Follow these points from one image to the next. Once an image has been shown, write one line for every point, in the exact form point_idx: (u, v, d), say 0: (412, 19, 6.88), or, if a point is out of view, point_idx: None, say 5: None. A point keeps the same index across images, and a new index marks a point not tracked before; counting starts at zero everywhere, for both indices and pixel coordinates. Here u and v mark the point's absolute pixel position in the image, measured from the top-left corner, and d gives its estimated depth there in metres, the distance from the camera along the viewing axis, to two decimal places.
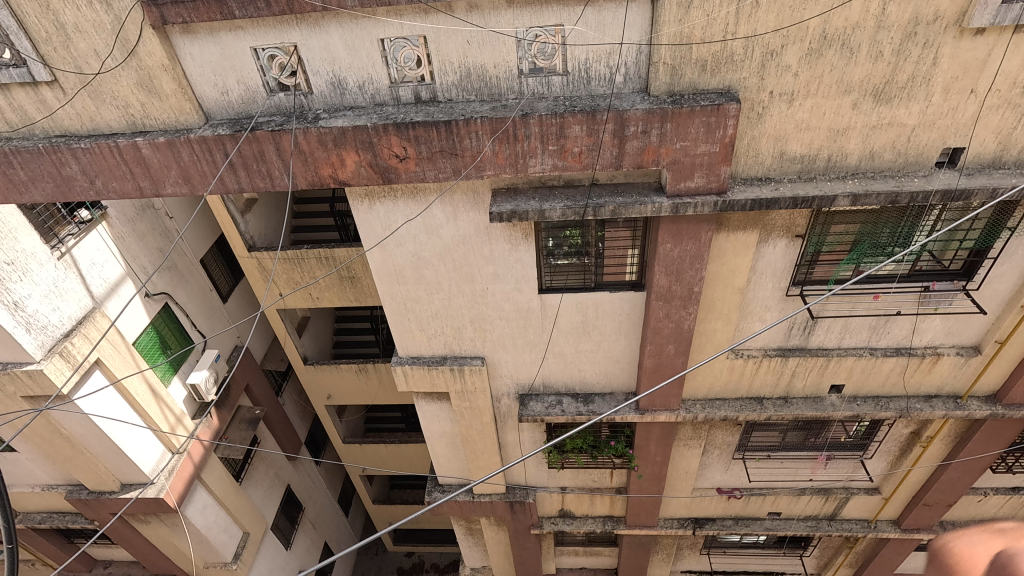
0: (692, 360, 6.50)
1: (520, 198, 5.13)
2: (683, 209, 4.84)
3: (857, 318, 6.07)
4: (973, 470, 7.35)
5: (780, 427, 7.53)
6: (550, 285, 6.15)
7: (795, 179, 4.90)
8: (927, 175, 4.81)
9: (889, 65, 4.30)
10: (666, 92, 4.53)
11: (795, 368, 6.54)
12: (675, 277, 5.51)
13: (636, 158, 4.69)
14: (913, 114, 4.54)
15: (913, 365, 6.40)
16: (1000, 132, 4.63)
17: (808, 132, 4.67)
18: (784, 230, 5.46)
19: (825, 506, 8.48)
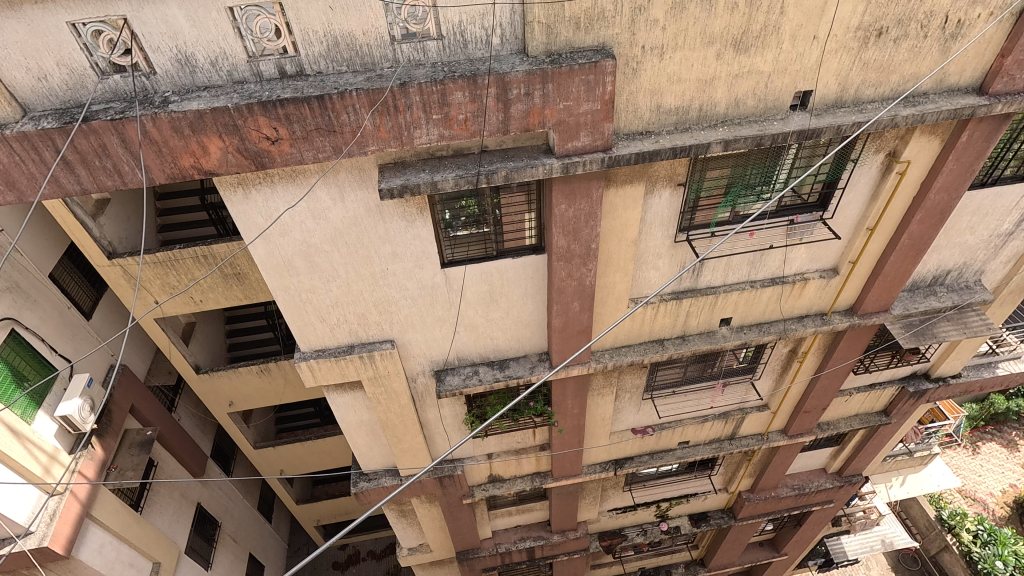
0: (598, 314, 6.76)
1: (410, 172, 4.92)
2: (573, 168, 4.91)
3: (737, 256, 6.60)
4: (840, 375, 8.42)
5: (681, 364, 8.11)
6: (452, 258, 6.05)
7: (673, 131, 5.14)
8: (784, 117, 5.24)
9: (744, 16, 4.57)
10: (544, 52, 4.49)
11: (688, 309, 7.04)
12: (572, 236, 5.63)
13: (522, 122, 4.65)
14: (768, 61, 4.88)
15: (787, 291, 7.12)
16: (839, 75, 5.10)
17: (679, 84, 4.87)
18: (667, 180, 5.73)
19: (726, 428, 9.35)
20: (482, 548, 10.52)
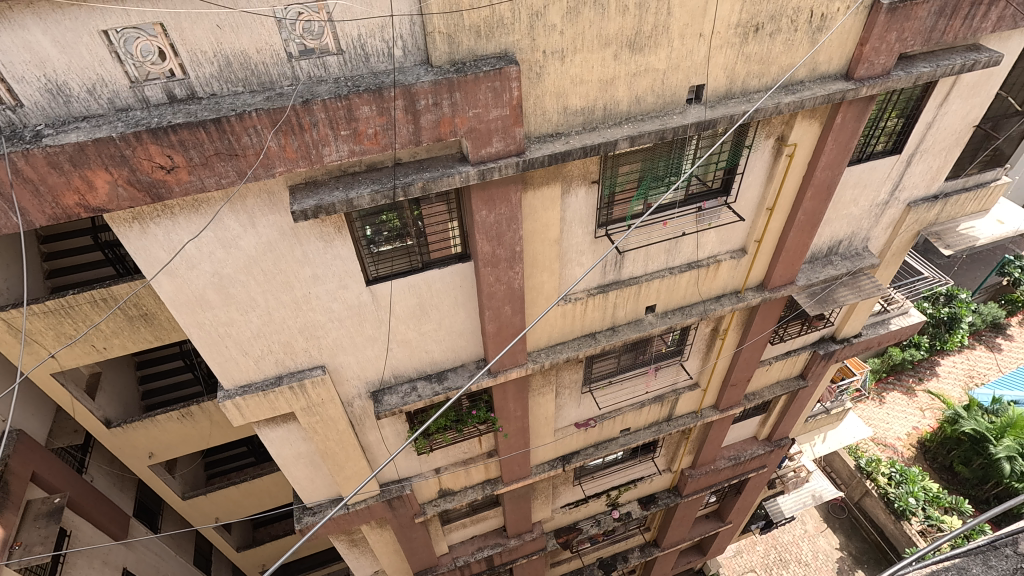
0: (530, 315, 6.85)
1: (322, 191, 4.77)
2: (489, 174, 4.96)
3: (655, 245, 6.91)
4: (758, 347, 9.02)
5: (614, 354, 8.35)
6: (377, 274, 5.93)
7: (582, 131, 5.31)
8: (682, 111, 5.55)
9: (635, 18, 4.80)
10: (448, 61, 4.51)
11: (615, 300, 7.29)
12: (496, 241, 5.68)
13: (434, 131, 4.64)
14: (662, 59, 5.16)
15: (703, 274, 7.54)
16: (726, 69, 5.47)
17: (582, 85, 5.04)
18: (581, 178, 5.90)
19: (663, 410, 9.74)
20: (440, 565, 10.34)
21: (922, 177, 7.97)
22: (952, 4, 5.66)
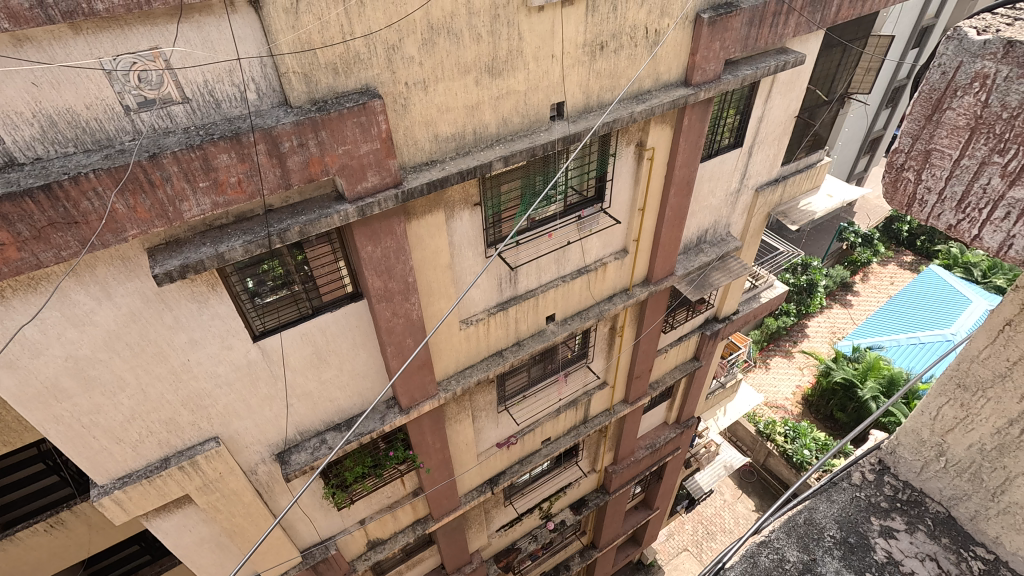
0: (433, 344, 6.77)
1: (187, 249, 4.41)
2: (369, 210, 4.86)
3: (544, 257, 7.13)
4: (653, 338, 9.61)
5: (524, 368, 8.46)
6: (265, 328, 5.57)
7: (456, 156, 5.39)
8: (548, 128, 5.84)
9: (489, 45, 4.99)
10: (308, 100, 4.38)
11: (516, 316, 7.44)
12: (387, 275, 5.57)
13: (303, 173, 4.49)
14: (521, 81, 5.40)
15: (592, 278, 7.92)
16: (581, 86, 5.85)
17: (449, 112, 5.13)
18: (463, 202, 5.96)
19: (578, 414, 10.01)
20: None
21: (762, 165, 9.01)
22: (758, 15, 6.51)
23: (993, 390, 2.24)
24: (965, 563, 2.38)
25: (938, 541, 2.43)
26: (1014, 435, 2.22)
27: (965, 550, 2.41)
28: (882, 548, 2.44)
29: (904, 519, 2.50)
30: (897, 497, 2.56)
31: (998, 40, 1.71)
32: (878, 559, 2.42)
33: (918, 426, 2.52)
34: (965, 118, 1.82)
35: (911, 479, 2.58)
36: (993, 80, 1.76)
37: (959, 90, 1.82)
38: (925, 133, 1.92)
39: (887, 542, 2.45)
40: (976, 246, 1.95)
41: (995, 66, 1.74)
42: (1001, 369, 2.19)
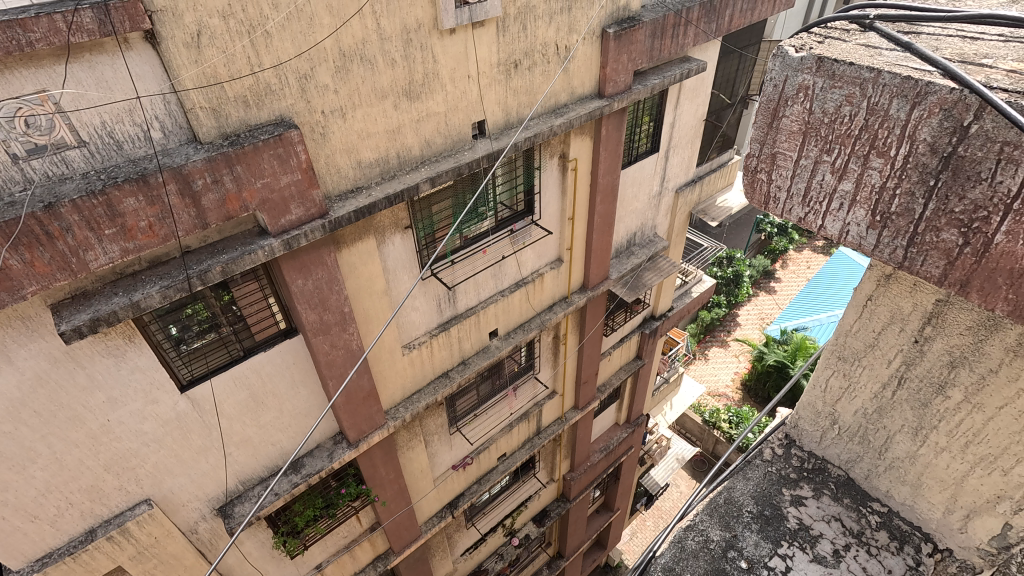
0: (377, 373, 6.62)
1: (98, 301, 4.12)
2: (296, 242, 4.72)
3: (481, 274, 7.15)
4: (596, 342, 9.80)
5: (472, 387, 8.40)
6: (193, 376, 5.24)
7: (381, 181, 5.35)
8: (472, 147, 5.90)
9: (404, 69, 5.01)
10: (219, 135, 4.21)
11: (458, 335, 7.41)
12: (321, 308, 5.41)
13: (221, 210, 4.31)
14: (440, 103, 5.44)
15: (530, 289, 8.03)
16: (500, 103, 5.96)
17: (370, 138, 5.09)
18: (394, 226, 5.89)
19: (531, 426, 10.04)
20: None
21: (679, 168, 9.48)
22: (659, 28, 6.89)
23: (867, 358, 2.27)
24: (867, 520, 2.35)
25: (843, 503, 2.40)
26: (890, 395, 2.24)
27: (864, 506, 2.39)
28: (795, 516, 2.37)
29: (811, 486, 2.47)
30: (805, 466, 2.54)
31: (812, 56, 1.76)
32: (791, 527, 2.34)
33: (813, 399, 2.54)
34: (798, 124, 1.86)
35: (814, 448, 2.57)
36: (813, 92, 1.80)
37: (787, 101, 1.86)
38: (767, 138, 1.97)
39: (798, 509, 2.39)
40: (823, 235, 1.99)
41: (814, 78, 1.78)
42: (870, 339, 2.22)
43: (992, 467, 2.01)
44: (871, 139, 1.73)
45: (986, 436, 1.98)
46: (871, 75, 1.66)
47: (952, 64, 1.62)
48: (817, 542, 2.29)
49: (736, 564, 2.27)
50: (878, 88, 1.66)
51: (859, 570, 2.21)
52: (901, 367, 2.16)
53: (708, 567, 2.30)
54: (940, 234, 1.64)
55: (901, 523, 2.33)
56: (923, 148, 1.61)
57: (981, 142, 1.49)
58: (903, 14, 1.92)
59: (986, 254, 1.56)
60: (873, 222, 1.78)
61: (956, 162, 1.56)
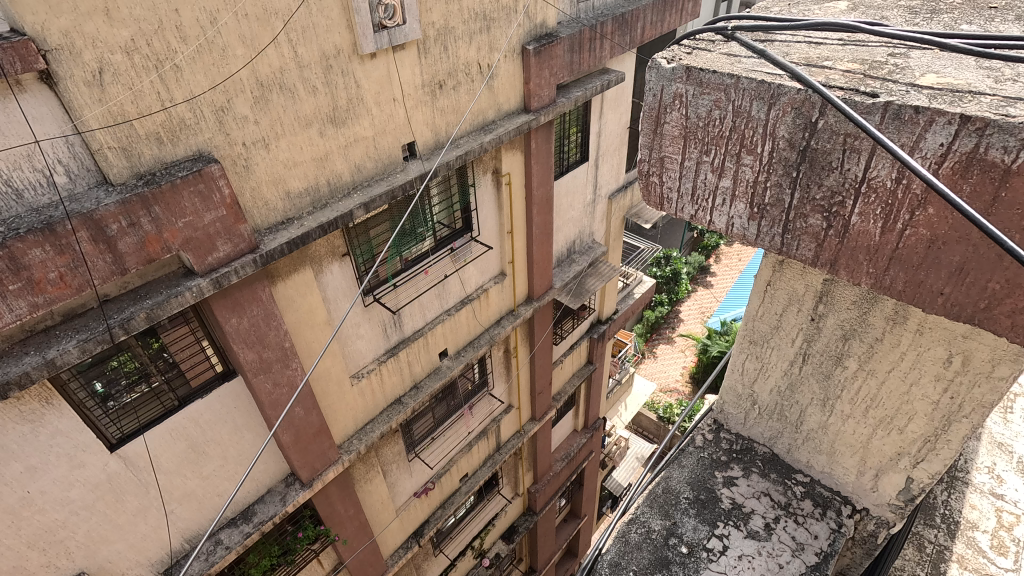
0: (326, 407, 6.39)
1: (6, 363, 3.80)
2: (226, 280, 4.53)
3: (425, 295, 7.08)
4: (546, 352, 9.88)
5: (427, 410, 8.25)
6: (123, 433, 4.87)
7: (313, 210, 5.23)
8: (404, 169, 5.88)
9: (327, 95, 4.93)
10: (132, 175, 3.99)
11: (407, 359, 7.29)
12: (260, 346, 5.19)
13: (140, 254, 4.08)
14: (367, 127, 5.39)
15: (476, 306, 8.02)
16: (428, 124, 5.97)
17: (297, 167, 4.97)
18: (330, 254, 5.74)
19: (491, 443, 9.96)
20: None
21: (609, 174, 9.77)
22: (576, 42, 7.12)
23: (774, 340, 2.31)
24: (792, 491, 2.41)
25: (770, 478, 2.46)
26: (798, 372, 2.29)
27: (789, 479, 2.45)
28: (728, 497, 2.41)
29: (741, 465, 2.52)
30: (733, 448, 2.58)
31: (680, 65, 1.67)
32: (725, 507, 2.37)
33: (734, 383, 2.57)
34: (676, 131, 1.75)
35: (739, 429, 2.63)
36: (686, 98, 1.69)
37: (664, 108, 1.75)
38: (650, 142, 1.84)
39: (730, 490, 2.42)
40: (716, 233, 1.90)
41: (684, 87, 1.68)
42: (773, 322, 2.27)
43: (892, 428, 2.11)
44: (739, 139, 1.64)
45: (881, 401, 2.09)
46: (734, 79, 1.58)
47: (797, 66, 1.59)
48: (749, 519, 2.33)
49: (678, 551, 2.27)
50: (740, 92, 1.58)
51: (789, 541, 2.27)
52: (804, 344, 2.21)
53: (652, 557, 2.27)
54: (806, 220, 1.61)
55: (823, 489, 2.42)
56: (784, 144, 1.56)
57: (833, 135, 1.45)
58: (755, 18, 1.89)
59: (847, 233, 1.55)
60: (752, 215, 1.71)
61: (810, 155, 1.52)
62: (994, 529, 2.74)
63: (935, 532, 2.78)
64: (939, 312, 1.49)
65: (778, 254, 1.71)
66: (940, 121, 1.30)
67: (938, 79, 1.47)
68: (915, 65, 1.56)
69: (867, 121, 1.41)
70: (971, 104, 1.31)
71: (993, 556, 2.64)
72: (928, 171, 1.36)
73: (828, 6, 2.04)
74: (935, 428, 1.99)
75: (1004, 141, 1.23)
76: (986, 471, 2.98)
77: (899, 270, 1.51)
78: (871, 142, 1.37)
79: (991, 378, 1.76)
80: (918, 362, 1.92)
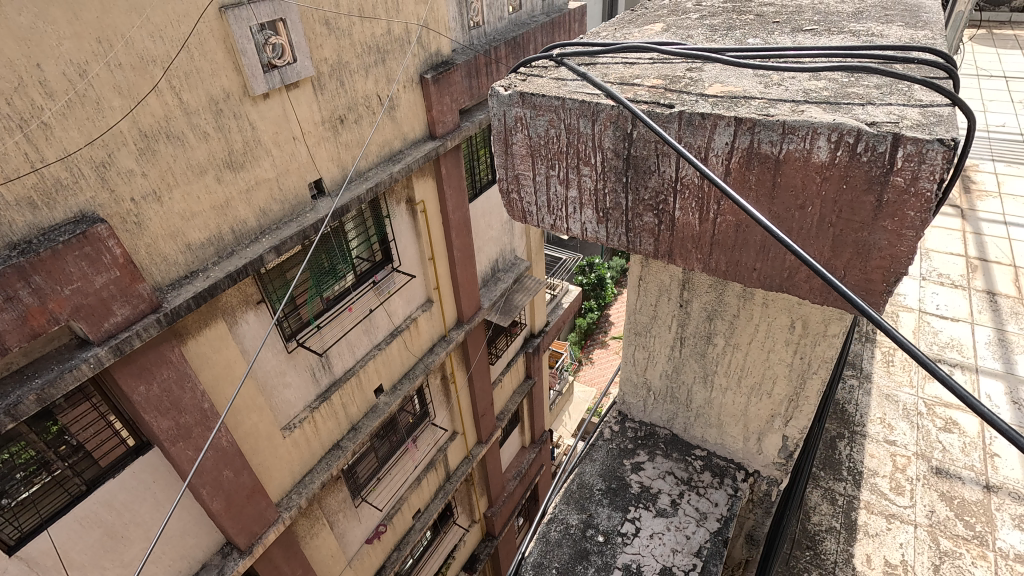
0: (257, 465, 6.03)
1: None
2: (128, 345, 4.20)
3: (351, 333, 6.87)
4: (484, 372, 9.85)
5: (369, 451, 7.96)
6: (23, 532, 4.39)
7: (219, 260, 4.98)
8: (313, 207, 5.73)
9: (220, 140, 4.72)
10: (4, 246, 3.65)
11: (341, 401, 7.04)
12: (175, 412, 4.80)
13: (23, 329, 3.71)
14: (268, 168, 5.21)
15: (406, 337, 7.89)
16: (333, 160, 5.87)
17: (196, 218, 4.73)
18: (245, 304, 5.42)
19: (440, 473, 9.75)
20: None
21: None
22: (473, 68, 7.28)
23: (655, 329, 2.19)
24: (693, 466, 2.28)
25: (673, 456, 2.32)
26: (679, 354, 2.18)
27: (689, 455, 2.32)
28: (636, 481, 2.27)
29: (647, 449, 2.37)
30: (638, 435, 2.42)
31: (516, 91, 1.59)
32: (634, 492, 2.23)
33: (629, 373, 2.41)
34: (525, 149, 1.65)
35: (641, 417, 2.47)
36: (526, 121, 1.61)
37: (508, 130, 1.65)
38: (501, 163, 1.73)
39: (638, 475, 2.28)
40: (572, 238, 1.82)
41: (524, 111, 1.60)
42: (649, 316, 2.17)
43: (763, 394, 2.03)
44: (574, 152, 1.56)
45: (749, 369, 2.01)
46: (561, 100, 1.51)
47: (611, 85, 1.58)
48: (657, 498, 2.19)
49: (594, 542, 2.12)
50: (567, 112, 1.52)
51: (694, 513, 2.13)
52: (678, 329, 2.12)
53: (572, 551, 2.11)
54: (641, 219, 1.56)
55: (720, 460, 2.28)
56: (611, 154, 1.51)
57: (647, 143, 1.42)
58: (579, 43, 1.91)
59: (675, 227, 1.52)
60: (600, 220, 1.64)
61: (634, 162, 1.48)
62: (891, 473, 3.09)
63: (844, 485, 3.05)
64: (758, 286, 1.51)
65: (625, 252, 1.67)
66: (722, 124, 1.31)
67: (722, 87, 1.51)
68: (708, 76, 1.61)
69: (668, 131, 1.39)
70: (744, 107, 1.35)
71: (893, 497, 2.97)
72: (721, 168, 1.37)
73: (647, 29, 2.14)
74: (794, 387, 1.94)
75: (769, 136, 1.27)
76: (879, 422, 3.35)
77: (721, 254, 1.50)
78: (676, 152, 1.35)
79: (826, 336, 1.76)
80: (770, 330, 1.86)
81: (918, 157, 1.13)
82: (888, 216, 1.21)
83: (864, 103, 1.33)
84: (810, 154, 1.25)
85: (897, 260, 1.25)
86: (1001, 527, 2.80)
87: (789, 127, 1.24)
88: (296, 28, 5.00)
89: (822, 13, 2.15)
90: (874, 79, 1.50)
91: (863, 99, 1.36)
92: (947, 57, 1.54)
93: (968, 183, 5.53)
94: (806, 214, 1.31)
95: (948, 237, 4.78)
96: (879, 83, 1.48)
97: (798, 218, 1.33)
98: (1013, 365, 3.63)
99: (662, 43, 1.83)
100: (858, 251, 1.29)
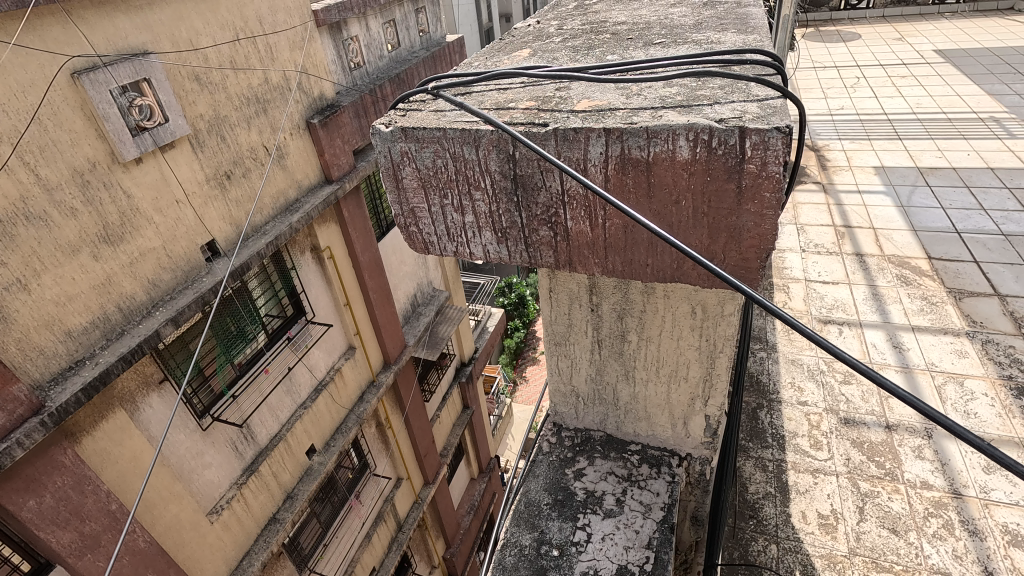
0: (185, 560, 5.45)
1: None
2: (8, 457, 3.69)
3: (271, 396, 6.46)
4: (419, 410, 9.58)
5: (311, 518, 7.47)
6: None
7: (108, 342, 4.53)
8: (209, 270, 5.37)
9: (92, 214, 4.33)
10: None
11: (271, 471, 6.57)
12: (77, 522, 4.26)
13: None
14: (153, 237, 4.84)
15: (332, 389, 7.53)
16: (224, 218, 5.56)
17: (74, 300, 4.29)
18: (146, 386, 4.93)
19: (390, 525, 9.31)
20: None
21: None
22: (360, 108, 7.20)
23: (573, 337, 2.25)
24: (630, 461, 2.34)
25: (611, 456, 2.38)
26: (599, 357, 2.25)
27: (626, 452, 2.39)
28: (581, 488, 2.30)
29: (586, 454, 2.42)
30: (575, 442, 2.47)
31: (397, 126, 1.61)
32: (581, 499, 2.26)
33: (557, 385, 2.45)
34: (417, 182, 1.66)
35: (576, 424, 2.52)
36: (412, 154, 1.62)
37: (396, 165, 1.66)
38: (394, 199, 1.73)
39: (581, 481, 2.32)
40: (477, 261, 1.81)
41: (409, 146, 1.61)
42: (564, 329, 2.24)
43: (680, 379, 2.13)
44: (466, 178, 1.59)
45: (664, 360, 2.11)
46: (443, 130, 1.54)
47: (487, 112, 1.63)
48: (603, 500, 2.23)
49: (550, 557, 2.11)
50: (451, 142, 1.55)
51: (639, 507, 2.18)
52: (594, 332, 2.19)
53: (530, 571, 2.09)
54: (538, 233, 1.61)
55: (654, 451, 2.36)
56: (499, 176, 1.55)
57: (530, 161, 1.47)
58: (454, 74, 1.95)
59: (570, 237, 1.58)
60: (499, 240, 1.67)
61: (522, 181, 1.52)
62: (809, 431, 3.34)
63: (771, 451, 3.26)
64: (653, 280, 1.60)
65: (528, 268, 1.71)
66: (594, 135, 1.41)
67: (589, 103, 1.61)
68: (576, 93, 1.71)
69: (547, 148, 1.47)
70: (611, 117, 1.44)
71: (814, 453, 3.21)
72: (601, 177, 1.46)
73: (516, 54, 2.24)
74: (706, 368, 2.05)
75: (637, 142, 1.37)
76: (790, 387, 3.63)
77: (615, 256, 1.58)
78: (557, 167, 1.41)
79: (724, 316, 1.89)
80: (675, 319, 1.97)
81: (762, 145, 1.26)
82: (749, 200, 1.33)
83: (711, 103, 1.47)
84: (674, 153, 1.35)
85: (765, 238, 1.38)
86: (906, 460, 3.10)
87: (652, 131, 1.34)
88: (163, 87, 4.73)
89: (668, 27, 2.36)
90: (717, 81, 1.66)
91: (711, 100, 1.51)
92: (774, 56, 1.74)
93: (824, 161, 6.21)
94: (681, 208, 1.41)
95: (817, 211, 5.33)
96: (722, 84, 1.63)
97: (676, 213, 1.43)
98: (888, 314, 4.08)
99: (530, 67, 1.92)
100: (731, 235, 1.40)
